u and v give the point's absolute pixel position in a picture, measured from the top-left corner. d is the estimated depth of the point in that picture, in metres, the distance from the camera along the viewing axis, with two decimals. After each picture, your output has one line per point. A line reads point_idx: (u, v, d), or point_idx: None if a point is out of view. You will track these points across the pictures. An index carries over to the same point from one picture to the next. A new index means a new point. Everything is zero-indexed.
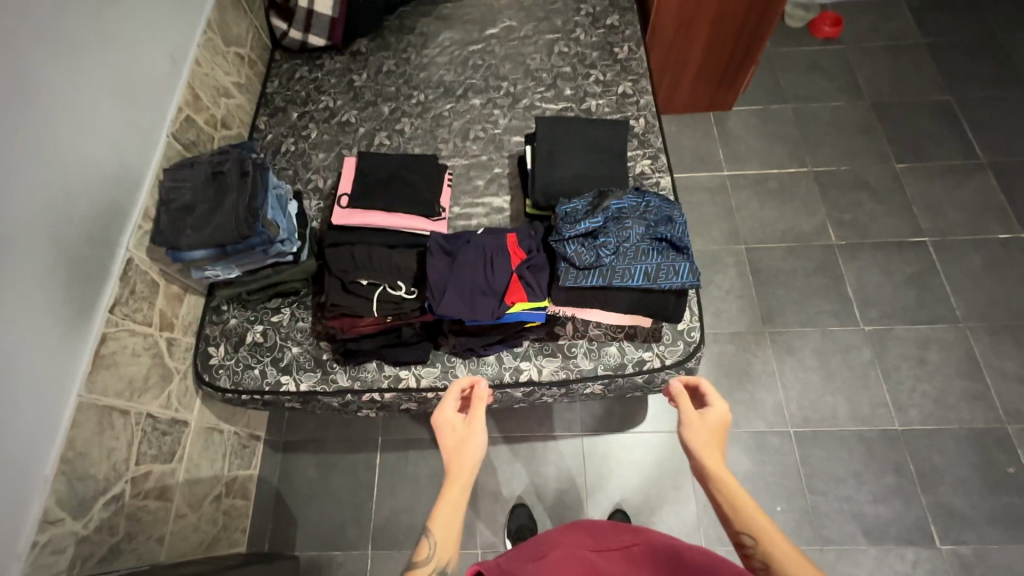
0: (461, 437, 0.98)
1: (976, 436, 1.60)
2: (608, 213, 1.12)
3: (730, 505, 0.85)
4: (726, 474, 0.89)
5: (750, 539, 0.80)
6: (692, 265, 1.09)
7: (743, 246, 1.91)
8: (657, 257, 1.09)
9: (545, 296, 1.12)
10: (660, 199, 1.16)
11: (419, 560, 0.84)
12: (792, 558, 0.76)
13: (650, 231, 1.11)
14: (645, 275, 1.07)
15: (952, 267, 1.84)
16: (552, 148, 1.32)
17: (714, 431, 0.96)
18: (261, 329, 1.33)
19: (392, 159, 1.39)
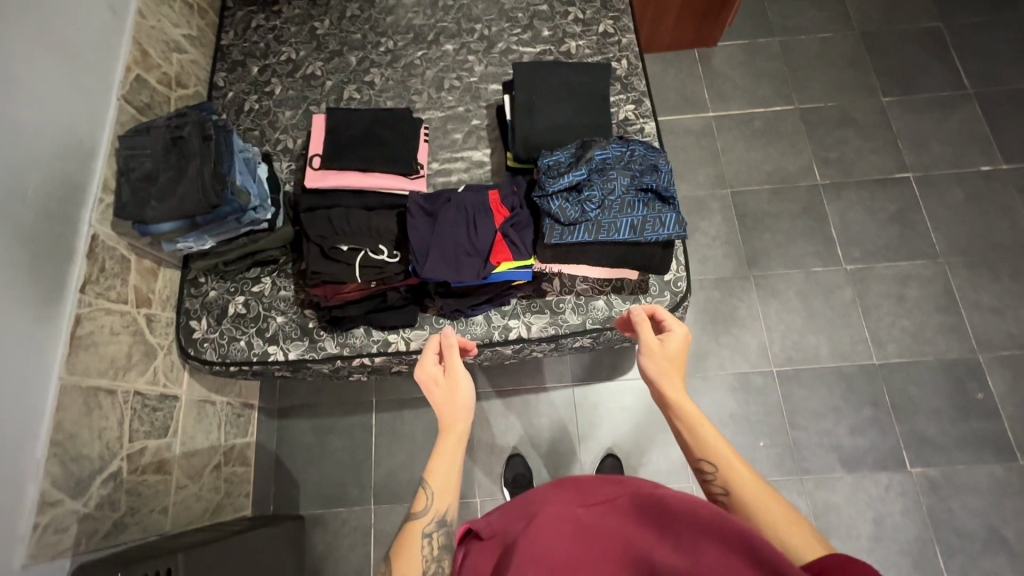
0: (446, 393, 0.96)
1: (949, 367, 1.67)
2: (592, 164, 1.08)
3: (690, 434, 0.87)
4: (687, 402, 0.91)
5: (709, 466, 0.83)
6: (677, 216, 1.07)
7: (728, 190, 1.89)
8: (643, 210, 1.06)
9: (529, 254, 1.09)
10: (645, 147, 1.12)
11: (417, 510, 0.87)
12: (748, 480, 0.80)
13: (636, 183, 1.07)
14: (632, 229, 1.05)
15: (934, 202, 1.84)
16: (531, 96, 1.25)
17: (675, 358, 0.96)
18: (243, 300, 1.30)
19: (364, 115, 1.32)
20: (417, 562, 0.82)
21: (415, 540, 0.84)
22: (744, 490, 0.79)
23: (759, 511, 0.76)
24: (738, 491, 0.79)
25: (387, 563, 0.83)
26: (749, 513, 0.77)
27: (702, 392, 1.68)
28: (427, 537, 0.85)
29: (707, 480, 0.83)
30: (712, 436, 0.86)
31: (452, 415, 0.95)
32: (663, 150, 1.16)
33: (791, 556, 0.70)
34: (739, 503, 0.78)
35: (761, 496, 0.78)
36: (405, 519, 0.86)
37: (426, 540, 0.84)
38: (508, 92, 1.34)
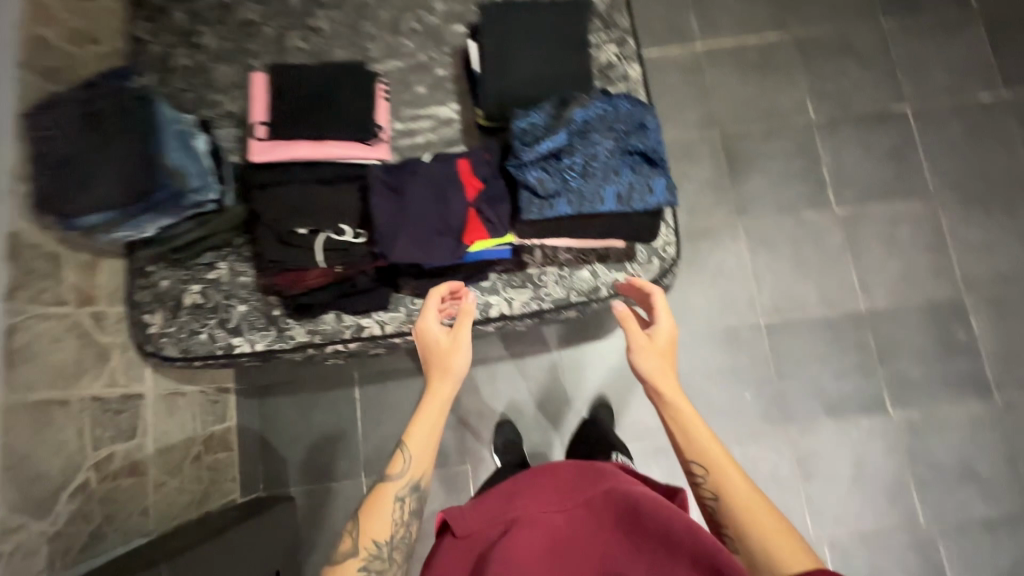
0: (443, 360, 0.96)
1: (935, 309, 1.66)
2: (571, 127, 0.96)
3: (682, 435, 0.89)
4: (679, 400, 0.91)
5: (699, 469, 0.85)
6: (667, 182, 0.98)
7: (718, 131, 1.77)
8: (630, 176, 0.96)
9: (507, 230, 1.00)
10: (631, 103, 1.00)
11: (392, 473, 0.90)
12: (737, 483, 0.82)
13: (621, 146, 0.97)
14: (618, 199, 0.95)
15: (931, 136, 1.75)
16: (499, 45, 1.10)
17: (665, 354, 0.96)
18: (199, 289, 1.19)
19: (311, 73, 1.15)
20: (387, 525, 0.87)
21: (387, 501, 0.88)
22: (735, 496, 0.80)
23: (747, 518, 0.78)
24: (726, 495, 0.81)
25: (357, 518, 0.88)
26: (737, 520, 0.79)
27: (690, 348, 1.66)
28: (399, 501, 0.89)
29: (698, 483, 0.85)
30: (703, 437, 0.87)
31: (442, 384, 0.95)
32: (651, 104, 1.04)
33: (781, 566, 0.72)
34: (727, 508, 0.80)
35: (750, 501, 0.80)
36: (379, 482, 0.90)
37: (397, 505, 0.88)
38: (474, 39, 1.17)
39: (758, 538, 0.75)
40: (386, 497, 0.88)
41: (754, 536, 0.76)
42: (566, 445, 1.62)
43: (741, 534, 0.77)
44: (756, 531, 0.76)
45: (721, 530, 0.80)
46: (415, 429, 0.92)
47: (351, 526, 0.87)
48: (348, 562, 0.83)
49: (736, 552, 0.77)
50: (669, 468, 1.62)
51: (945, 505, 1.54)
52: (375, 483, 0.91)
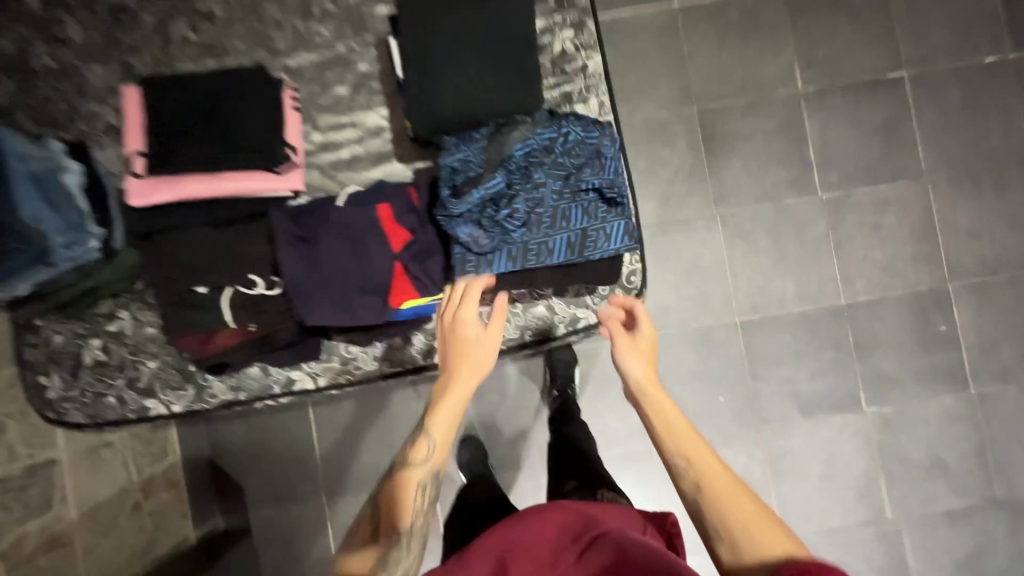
0: (469, 345, 0.82)
1: (917, 298, 1.57)
2: (511, 165, 0.83)
3: (664, 428, 0.86)
4: (662, 398, 0.89)
5: (681, 461, 0.82)
6: (626, 224, 0.85)
7: (695, 108, 1.57)
8: (583, 220, 0.83)
9: (440, 288, 0.87)
10: (583, 128, 0.85)
11: (415, 460, 0.81)
12: (718, 473, 0.81)
13: (572, 184, 0.83)
14: (569, 250, 0.83)
15: (927, 106, 1.58)
16: (421, 48, 0.90)
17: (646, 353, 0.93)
18: (100, 345, 1.04)
19: (198, 87, 0.95)
20: (408, 512, 0.79)
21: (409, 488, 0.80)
22: (718, 487, 0.79)
23: (730, 507, 0.77)
24: (709, 482, 0.80)
25: (378, 503, 0.80)
26: (722, 507, 0.77)
27: (662, 350, 1.57)
28: (421, 489, 0.81)
29: (678, 475, 0.82)
30: (684, 425, 0.85)
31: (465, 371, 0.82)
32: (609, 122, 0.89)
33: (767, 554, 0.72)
34: (711, 499, 0.78)
35: (732, 490, 0.79)
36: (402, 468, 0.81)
37: (418, 492, 0.81)
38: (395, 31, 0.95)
39: (744, 527, 0.75)
40: (408, 482, 0.80)
41: (740, 525, 0.75)
42: (534, 456, 1.55)
43: (727, 521, 0.76)
44: (740, 522, 0.75)
45: (703, 519, 0.78)
46: (439, 414, 0.82)
47: (374, 510, 0.80)
48: (365, 552, 0.76)
49: (721, 541, 0.75)
50: (640, 474, 1.57)
51: (911, 499, 1.55)
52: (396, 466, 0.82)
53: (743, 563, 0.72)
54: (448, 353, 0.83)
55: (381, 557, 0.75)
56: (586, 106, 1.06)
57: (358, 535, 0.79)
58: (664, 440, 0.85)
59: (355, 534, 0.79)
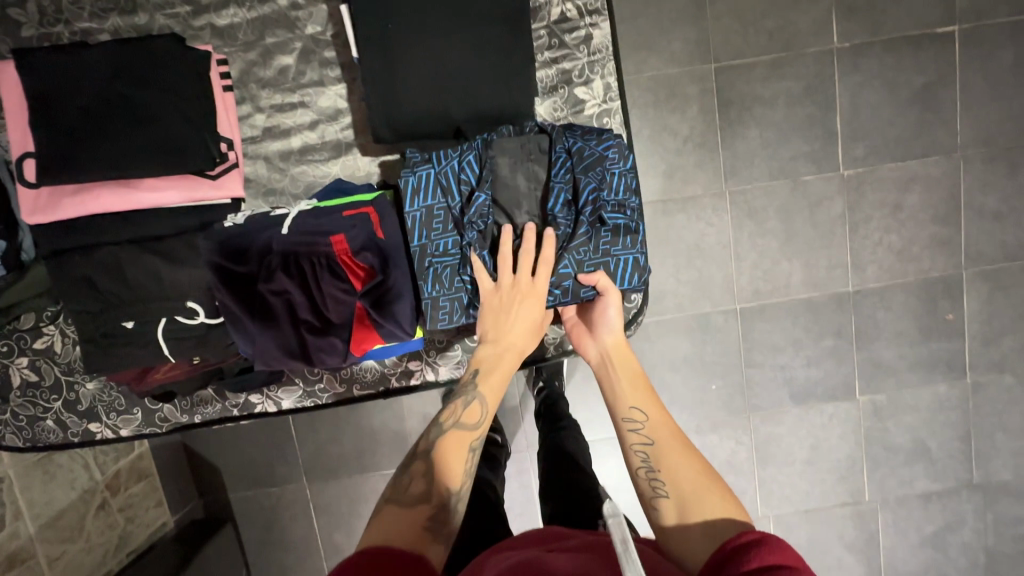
0: (528, 326, 0.81)
1: (927, 285, 1.48)
2: (478, 217, 0.82)
3: (627, 380, 0.80)
4: (628, 359, 0.82)
5: (638, 414, 0.76)
6: (631, 260, 0.86)
7: (712, 64, 1.36)
8: (583, 258, 0.84)
9: (402, 331, 0.83)
10: (582, 161, 0.83)
11: (470, 421, 0.75)
12: (676, 440, 0.73)
13: (568, 227, 0.84)
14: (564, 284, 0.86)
15: (974, 69, 1.38)
16: (391, 32, 0.81)
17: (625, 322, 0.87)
18: (29, 365, 0.91)
19: (91, 66, 0.77)
20: (460, 469, 0.71)
21: (461, 446, 0.73)
22: (671, 451, 0.72)
23: (680, 472, 0.69)
24: (664, 443, 0.73)
25: (427, 458, 0.71)
26: (671, 467, 0.70)
27: (655, 337, 1.49)
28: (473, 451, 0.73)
29: (630, 428, 0.75)
30: (644, 384, 0.79)
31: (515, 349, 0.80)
32: (612, 137, 0.85)
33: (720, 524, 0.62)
34: (662, 457, 0.71)
35: (684, 454, 0.71)
36: (453, 426, 0.74)
37: (473, 453, 0.73)
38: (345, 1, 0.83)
39: (694, 491, 0.67)
40: (458, 442, 0.73)
41: (690, 490, 0.67)
42: (519, 442, 1.47)
43: (678, 484, 0.68)
44: (691, 489, 0.67)
45: (651, 480, 0.70)
46: (491, 376, 0.79)
47: (423, 465, 0.70)
48: (416, 509, 0.65)
49: (668, 505, 0.67)
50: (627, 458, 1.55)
51: (890, 481, 1.56)
52: (443, 421, 0.75)
53: (687, 530, 0.64)
54: (506, 315, 0.81)
55: (432, 517, 0.64)
56: (587, 89, 0.91)
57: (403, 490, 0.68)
58: (620, 397, 0.79)
59: (399, 491, 0.67)
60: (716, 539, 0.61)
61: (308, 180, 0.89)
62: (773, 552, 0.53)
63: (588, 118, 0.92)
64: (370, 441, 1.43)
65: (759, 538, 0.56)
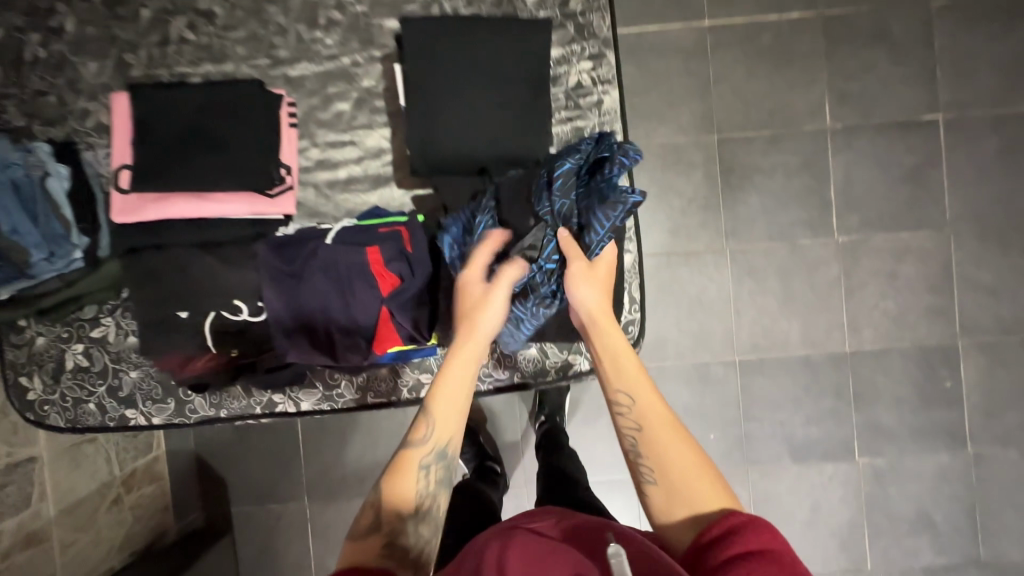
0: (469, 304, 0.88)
1: (925, 353, 1.53)
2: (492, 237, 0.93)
3: (614, 362, 0.83)
4: (613, 330, 0.85)
5: (625, 398, 0.79)
6: (597, 199, 0.87)
7: (715, 135, 1.51)
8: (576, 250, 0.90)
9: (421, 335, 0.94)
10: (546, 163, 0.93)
11: (416, 438, 0.79)
12: (664, 423, 0.77)
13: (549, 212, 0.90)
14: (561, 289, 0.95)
15: (960, 153, 1.51)
16: (436, 86, 0.96)
17: (592, 269, 0.89)
18: (83, 351, 1.02)
19: (186, 100, 0.94)
20: (409, 496, 0.76)
21: (409, 466, 0.78)
22: (659, 432, 0.76)
23: (666, 460, 0.74)
24: (651, 428, 0.76)
25: (377, 489, 0.77)
26: (659, 454, 0.74)
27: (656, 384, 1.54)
28: (423, 469, 0.78)
29: (619, 413, 0.79)
30: (635, 367, 0.81)
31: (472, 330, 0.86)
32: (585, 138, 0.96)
33: (708, 509, 0.69)
34: (651, 443, 0.75)
35: (670, 437, 0.75)
36: (401, 447, 0.79)
37: (422, 472, 0.78)
38: (399, 62, 1.00)
39: (680, 477, 0.72)
40: (404, 467, 0.77)
41: (679, 474, 0.73)
42: (518, 477, 1.50)
43: (665, 470, 0.73)
44: (679, 476, 0.72)
45: (639, 466, 0.75)
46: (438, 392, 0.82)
47: (374, 497, 0.76)
48: (369, 541, 0.71)
49: (655, 491, 0.73)
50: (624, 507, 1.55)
51: (894, 552, 1.53)
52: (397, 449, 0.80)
53: (672, 516, 0.70)
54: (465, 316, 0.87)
55: (387, 545, 0.71)
56: None
57: (359, 524, 0.74)
58: (611, 377, 0.82)
59: (354, 526, 0.74)
60: (701, 522, 0.68)
61: (350, 207, 1.02)
62: (758, 535, 0.61)
63: None
64: (373, 463, 1.48)
65: (745, 522, 0.63)
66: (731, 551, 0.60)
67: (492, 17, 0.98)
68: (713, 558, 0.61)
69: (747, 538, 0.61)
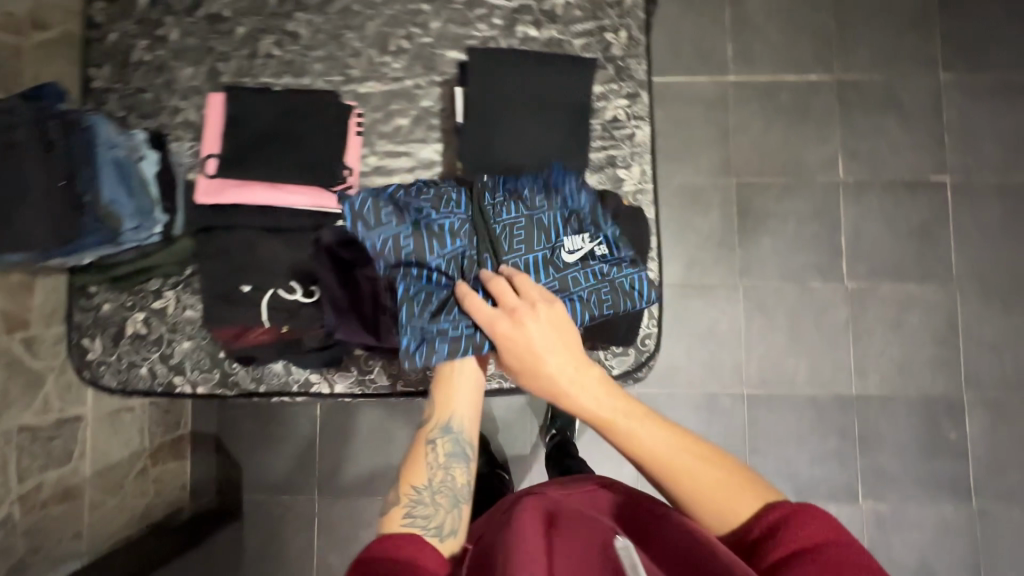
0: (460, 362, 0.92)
1: (929, 403, 1.57)
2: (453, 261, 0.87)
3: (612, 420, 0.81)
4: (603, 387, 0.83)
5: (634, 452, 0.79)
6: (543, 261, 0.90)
7: (733, 179, 1.62)
8: (537, 234, 0.90)
9: None
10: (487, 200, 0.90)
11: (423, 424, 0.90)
12: (683, 453, 0.77)
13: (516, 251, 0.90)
14: (579, 245, 0.91)
15: (965, 215, 1.60)
16: (490, 107, 1.08)
17: (524, 324, 0.81)
18: (143, 319, 1.11)
19: (270, 104, 1.07)
20: (420, 470, 0.85)
21: (419, 448, 0.88)
22: (675, 465, 0.77)
23: (692, 483, 0.75)
24: (670, 468, 0.77)
25: (399, 471, 0.87)
26: (680, 487, 0.75)
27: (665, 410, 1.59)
28: (432, 445, 0.87)
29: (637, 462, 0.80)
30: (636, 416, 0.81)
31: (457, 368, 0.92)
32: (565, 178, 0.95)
33: (739, 516, 0.71)
34: (669, 474, 0.76)
35: (689, 464, 0.77)
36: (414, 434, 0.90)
37: (430, 448, 0.87)
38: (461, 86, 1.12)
39: (706, 498, 0.73)
40: (416, 450, 0.88)
41: (705, 496, 0.74)
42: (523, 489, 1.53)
43: (691, 492, 0.74)
44: (705, 496, 0.73)
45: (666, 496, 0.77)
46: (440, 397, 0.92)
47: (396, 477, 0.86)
48: (392, 512, 0.80)
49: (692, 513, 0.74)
50: None
51: None
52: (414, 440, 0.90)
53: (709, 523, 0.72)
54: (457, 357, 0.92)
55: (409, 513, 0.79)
56: (627, 171, 1.13)
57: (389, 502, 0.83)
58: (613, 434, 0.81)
59: (387, 502, 0.83)
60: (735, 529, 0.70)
61: None
62: (802, 529, 0.64)
63: (625, 193, 1.13)
64: (385, 462, 1.53)
65: (788, 516, 0.66)
66: (784, 549, 0.63)
67: (543, 53, 1.12)
68: (768, 558, 0.64)
69: (795, 533, 0.64)
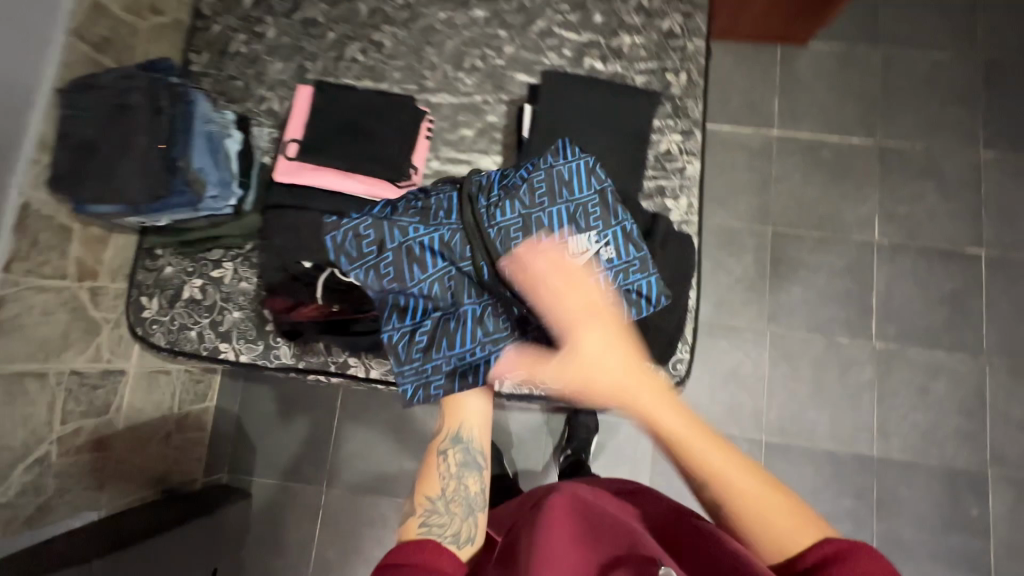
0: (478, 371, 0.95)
1: (951, 475, 1.54)
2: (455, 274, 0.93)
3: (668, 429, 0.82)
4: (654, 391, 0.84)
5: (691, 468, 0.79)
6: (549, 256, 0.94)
7: (770, 227, 1.66)
8: (537, 233, 0.94)
9: None
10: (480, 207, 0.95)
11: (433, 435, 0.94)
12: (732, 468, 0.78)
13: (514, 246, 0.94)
14: (583, 245, 0.95)
15: (999, 290, 1.61)
16: (553, 126, 1.15)
17: (582, 329, 0.87)
18: (200, 285, 1.17)
19: (351, 101, 1.15)
20: (433, 480, 0.87)
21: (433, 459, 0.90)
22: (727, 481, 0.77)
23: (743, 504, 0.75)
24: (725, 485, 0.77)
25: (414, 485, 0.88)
26: (736, 504, 0.75)
27: None
28: (443, 455, 0.90)
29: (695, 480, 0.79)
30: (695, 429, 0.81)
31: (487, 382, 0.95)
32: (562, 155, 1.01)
33: (791, 545, 0.69)
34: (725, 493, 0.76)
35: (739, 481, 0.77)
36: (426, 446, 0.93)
37: (442, 458, 0.90)
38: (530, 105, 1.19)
39: (759, 516, 0.73)
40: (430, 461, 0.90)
41: (758, 518, 0.73)
42: None
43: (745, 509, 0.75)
44: (758, 517, 0.73)
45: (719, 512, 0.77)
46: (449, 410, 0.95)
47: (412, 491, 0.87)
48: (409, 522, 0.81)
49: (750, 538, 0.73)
50: None
51: None
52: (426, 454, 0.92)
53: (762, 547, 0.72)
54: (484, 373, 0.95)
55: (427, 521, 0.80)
56: (675, 202, 1.19)
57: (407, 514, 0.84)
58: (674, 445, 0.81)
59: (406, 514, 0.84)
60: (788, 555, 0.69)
61: None
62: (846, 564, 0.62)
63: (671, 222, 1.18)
64: (397, 461, 1.54)
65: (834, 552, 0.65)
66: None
67: (607, 84, 1.19)
68: None
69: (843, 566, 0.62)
